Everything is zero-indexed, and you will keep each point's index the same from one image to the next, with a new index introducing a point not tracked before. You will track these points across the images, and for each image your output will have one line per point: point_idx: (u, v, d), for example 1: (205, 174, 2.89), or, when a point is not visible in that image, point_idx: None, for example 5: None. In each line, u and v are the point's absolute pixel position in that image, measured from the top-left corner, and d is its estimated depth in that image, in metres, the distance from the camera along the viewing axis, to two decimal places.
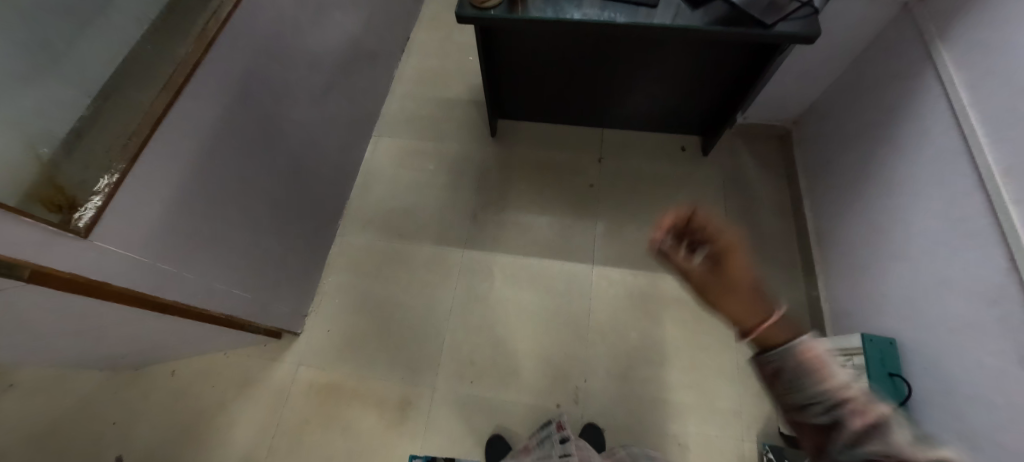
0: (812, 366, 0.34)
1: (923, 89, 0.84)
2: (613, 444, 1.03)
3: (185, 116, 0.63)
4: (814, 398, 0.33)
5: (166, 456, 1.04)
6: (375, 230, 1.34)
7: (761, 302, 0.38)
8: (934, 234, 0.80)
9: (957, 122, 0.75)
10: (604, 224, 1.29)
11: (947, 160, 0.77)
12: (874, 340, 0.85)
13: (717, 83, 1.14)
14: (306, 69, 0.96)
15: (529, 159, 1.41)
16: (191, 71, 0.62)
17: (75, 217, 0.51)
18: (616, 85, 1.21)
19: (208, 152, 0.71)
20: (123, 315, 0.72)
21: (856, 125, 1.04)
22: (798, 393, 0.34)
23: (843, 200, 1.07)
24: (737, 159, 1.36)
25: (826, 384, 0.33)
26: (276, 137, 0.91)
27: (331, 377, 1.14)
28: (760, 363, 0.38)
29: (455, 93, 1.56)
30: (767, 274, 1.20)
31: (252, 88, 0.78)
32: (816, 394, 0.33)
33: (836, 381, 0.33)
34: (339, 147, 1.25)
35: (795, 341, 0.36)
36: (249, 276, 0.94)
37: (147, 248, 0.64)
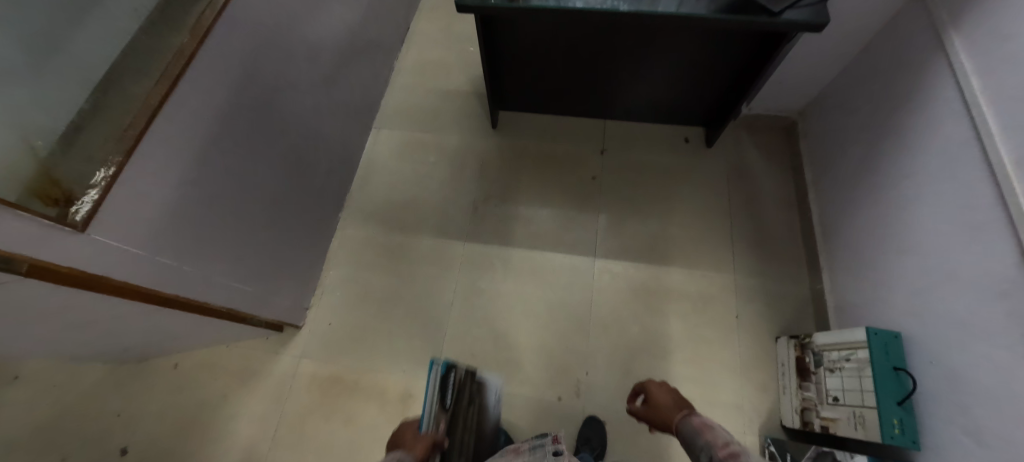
0: (698, 428, 0.73)
1: (934, 78, 0.82)
2: (614, 437, 1.04)
3: (182, 108, 0.62)
4: (705, 446, 0.69)
5: (170, 448, 1.05)
6: (376, 223, 1.33)
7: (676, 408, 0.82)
8: (941, 228, 0.79)
9: (968, 112, 0.74)
10: (606, 217, 1.28)
11: (956, 152, 0.75)
12: (879, 334, 0.83)
13: (723, 73, 1.12)
14: (305, 59, 0.95)
15: (530, 151, 1.39)
16: (186, 63, 0.61)
17: (71, 211, 0.51)
18: (619, 76, 1.19)
19: (207, 146, 0.70)
20: (123, 308, 0.72)
21: (863, 116, 1.02)
22: (702, 448, 0.70)
23: (849, 192, 1.06)
24: (741, 151, 1.35)
25: (709, 438, 0.70)
26: (276, 129, 0.90)
27: (333, 370, 1.14)
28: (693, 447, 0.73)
29: (456, 83, 1.54)
30: (770, 267, 1.19)
31: (251, 79, 0.77)
32: (705, 442, 0.70)
33: (715, 435, 0.70)
34: (339, 139, 1.24)
35: (693, 420, 0.75)
36: (249, 269, 0.93)
37: (146, 241, 0.63)
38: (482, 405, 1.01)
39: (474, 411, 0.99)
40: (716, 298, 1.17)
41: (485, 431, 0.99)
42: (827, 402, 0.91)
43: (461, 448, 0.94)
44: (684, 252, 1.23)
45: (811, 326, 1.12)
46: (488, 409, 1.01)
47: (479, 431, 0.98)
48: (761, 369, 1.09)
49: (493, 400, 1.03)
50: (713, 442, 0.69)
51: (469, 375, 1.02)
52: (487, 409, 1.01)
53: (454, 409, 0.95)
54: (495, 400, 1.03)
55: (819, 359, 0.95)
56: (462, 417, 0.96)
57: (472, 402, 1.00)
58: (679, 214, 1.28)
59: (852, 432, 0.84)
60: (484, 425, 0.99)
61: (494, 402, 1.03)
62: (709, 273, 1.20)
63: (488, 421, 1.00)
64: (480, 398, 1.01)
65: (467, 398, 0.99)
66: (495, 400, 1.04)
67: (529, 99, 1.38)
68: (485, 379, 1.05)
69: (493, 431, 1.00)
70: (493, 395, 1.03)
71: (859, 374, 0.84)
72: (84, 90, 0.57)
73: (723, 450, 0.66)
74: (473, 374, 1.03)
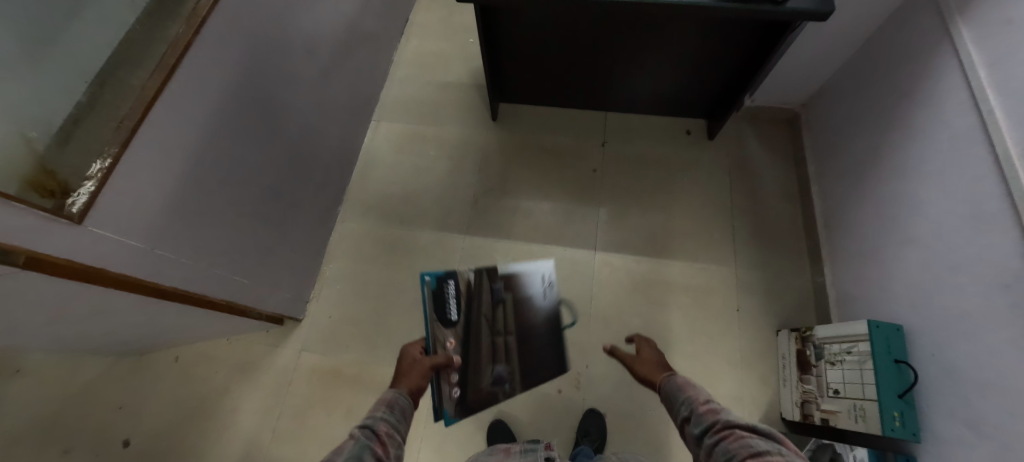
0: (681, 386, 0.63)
1: (940, 68, 0.80)
2: (614, 430, 1.04)
3: (178, 99, 0.61)
4: (686, 405, 0.59)
5: (172, 440, 1.06)
6: (375, 216, 1.33)
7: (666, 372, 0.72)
8: (944, 219, 0.78)
9: (975, 102, 0.73)
10: (607, 210, 1.27)
11: (963, 143, 0.74)
12: (881, 326, 0.83)
13: (726, 64, 1.11)
14: (303, 50, 0.93)
15: (531, 144, 1.38)
16: (182, 52, 0.60)
17: (68, 202, 0.50)
18: (621, 67, 1.18)
19: (205, 138, 0.69)
20: (121, 302, 0.72)
21: (867, 107, 1.01)
22: (681, 407, 0.60)
23: (852, 184, 1.05)
24: (743, 143, 1.33)
25: (690, 396, 0.60)
26: (275, 122, 0.89)
27: (333, 362, 1.14)
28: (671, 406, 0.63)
29: (456, 75, 1.53)
30: (772, 260, 1.19)
31: (250, 71, 0.77)
32: (684, 399, 0.60)
33: (696, 393, 0.60)
34: (338, 132, 1.23)
35: (674, 381, 0.65)
36: (248, 262, 0.93)
37: (143, 234, 0.63)
38: (521, 295, 0.88)
39: (506, 309, 0.85)
40: (717, 291, 1.16)
41: (535, 319, 0.90)
42: (828, 395, 0.91)
43: (496, 347, 0.84)
44: (685, 245, 1.22)
45: (812, 319, 1.12)
46: (532, 297, 0.90)
47: (524, 323, 0.88)
48: (761, 362, 1.09)
49: (537, 287, 0.91)
50: (693, 398, 0.59)
51: (483, 277, 0.82)
52: (529, 297, 0.89)
53: (469, 318, 0.79)
54: (541, 284, 0.91)
55: (820, 352, 0.95)
56: (489, 319, 0.82)
57: (502, 299, 0.85)
58: (680, 207, 1.27)
59: (852, 424, 0.84)
60: (528, 316, 0.89)
61: (540, 290, 0.92)
62: (709, 266, 1.19)
63: (535, 312, 0.91)
64: (516, 290, 0.88)
65: (489, 299, 0.83)
66: (545, 284, 0.93)
67: (530, 91, 1.36)
68: (517, 272, 0.88)
69: (544, 320, 0.92)
70: (534, 282, 0.90)
71: (860, 367, 0.84)
72: (83, 82, 0.55)
73: (703, 405, 0.57)
74: (491, 272, 0.84)
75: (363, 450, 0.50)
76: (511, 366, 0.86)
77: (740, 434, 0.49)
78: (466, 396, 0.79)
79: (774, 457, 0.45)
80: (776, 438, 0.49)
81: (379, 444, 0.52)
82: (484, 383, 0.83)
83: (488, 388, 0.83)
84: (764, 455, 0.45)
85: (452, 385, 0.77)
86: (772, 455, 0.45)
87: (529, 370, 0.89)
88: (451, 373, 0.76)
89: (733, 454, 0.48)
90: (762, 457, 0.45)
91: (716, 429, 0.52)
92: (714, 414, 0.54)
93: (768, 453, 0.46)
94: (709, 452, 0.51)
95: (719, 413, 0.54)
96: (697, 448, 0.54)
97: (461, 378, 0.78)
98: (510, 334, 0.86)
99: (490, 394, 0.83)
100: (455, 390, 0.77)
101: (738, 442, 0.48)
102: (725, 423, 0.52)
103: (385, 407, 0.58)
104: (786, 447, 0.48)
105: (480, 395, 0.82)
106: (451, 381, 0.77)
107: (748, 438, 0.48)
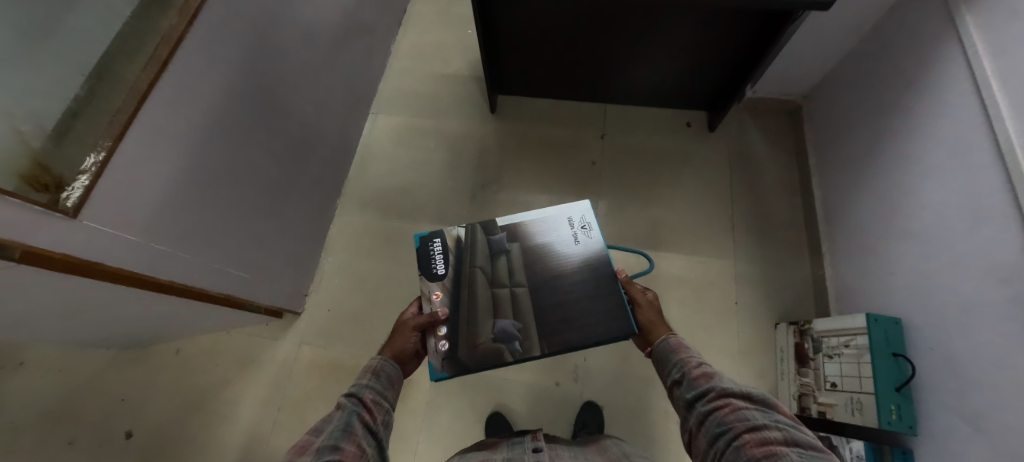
0: (673, 347, 0.62)
1: (944, 57, 0.79)
2: (612, 422, 1.04)
3: (173, 92, 0.60)
4: (677, 369, 0.59)
5: (173, 432, 1.07)
6: (374, 210, 1.32)
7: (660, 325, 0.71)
8: (945, 211, 0.77)
9: (978, 93, 0.71)
10: (606, 203, 1.27)
11: (965, 132, 0.73)
12: (879, 320, 0.83)
13: (728, 55, 1.09)
14: (300, 41, 0.92)
15: (530, 136, 1.37)
16: (175, 44, 0.59)
17: (62, 197, 0.50)
18: (620, 59, 1.17)
19: (202, 132, 0.69)
20: (119, 296, 0.72)
21: (869, 98, 0.99)
22: (671, 368, 0.60)
23: (852, 177, 1.04)
24: (744, 135, 1.32)
25: (681, 358, 0.60)
26: (272, 116, 0.89)
27: (333, 355, 1.15)
28: (660, 366, 0.63)
29: (455, 67, 1.51)
30: (771, 253, 1.18)
31: (246, 64, 0.76)
32: (676, 361, 0.60)
33: (687, 355, 0.60)
34: (336, 125, 1.22)
35: (667, 339, 0.65)
36: (246, 256, 0.93)
37: (140, 228, 0.63)
38: (534, 245, 0.81)
39: (510, 260, 0.80)
40: (716, 284, 1.16)
41: (563, 268, 0.79)
42: (825, 388, 0.91)
43: (498, 300, 0.76)
44: (684, 238, 1.22)
45: (811, 313, 1.12)
46: (551, 243, 0.81)
47: (542, 275, 0.78)
48: (760, 355, 1.09)
49: (564, 233, 0.82)
50: (686, 361, 0.59)
51: (476, 231, 0.81)
52: (546, 245, 0.81)
53: (458, 273, 0.78)
54: (567, 228, 0.81)
55: (818, 346, 0.94)
56: (487, 270, 0.78)
57: (505, 250, 0.80)
58: (680, 200, 1.26)
59: (849, 417, 0.84)
60: (545, 264, 0.79)
61: (567, 235, 0.81)
62: (709, 259, 1.19)
63: (563, 260, 0.80)
64: (527, 240, 0.81)
65: (485, 251, 0.80)
66: (577, 228, 0.82)
67: (529, 83, 1.35)
68: (523, 221, 0.83)
69: (577, 270, 0.79)
70: (554, 230, 0.82)
71: (858, 360, 0.83)
72: (80, 74, 0.54)
73: (695, 369, 0.56)
74: (487, 226, 0.82)
75: (350, 417, 0.51)
76: (520, 320, 0.75)
77: (736, 405, 0.48)
78: (457, 350, 0.72)
79: (771, 431, 0.45)
80: (771, 406, 0.48)
81: (366, 411, 0.53)
82: (484, 338, 0.73)
83: (489, 343, 0.73)
84: (761, 429, 0.45)
85: (439, 337, 0.72)
86: (769, 428, 0.45)
87: (556, 327, 0.74)
88: (438, 327, 0.73)
89: (729, 426, 0.47)
90: (759, 431, 0.45)
91: (710, 396, 0.51)
92: (708, 380, 0.54)
93: (765, 426, 0.45)
94: (701, 418, 0.51)
95: (712, 379, 0.53)
96: (686, 411, 0.54)
97: (451, 330, 0.73)
98: (517, 285, 0.77)
99: (494, 350, 0.73)
100: (443, 344, 0.72)
101: (734, 414, 0.48)
102: (719, 389, 0.51)
103: (371, 374, 0.59)
104: (780, 413, 0.48)
105: (481, 352, 0.73)
106: (439, 334, 0.72)
107: (744, 409, 0.48)
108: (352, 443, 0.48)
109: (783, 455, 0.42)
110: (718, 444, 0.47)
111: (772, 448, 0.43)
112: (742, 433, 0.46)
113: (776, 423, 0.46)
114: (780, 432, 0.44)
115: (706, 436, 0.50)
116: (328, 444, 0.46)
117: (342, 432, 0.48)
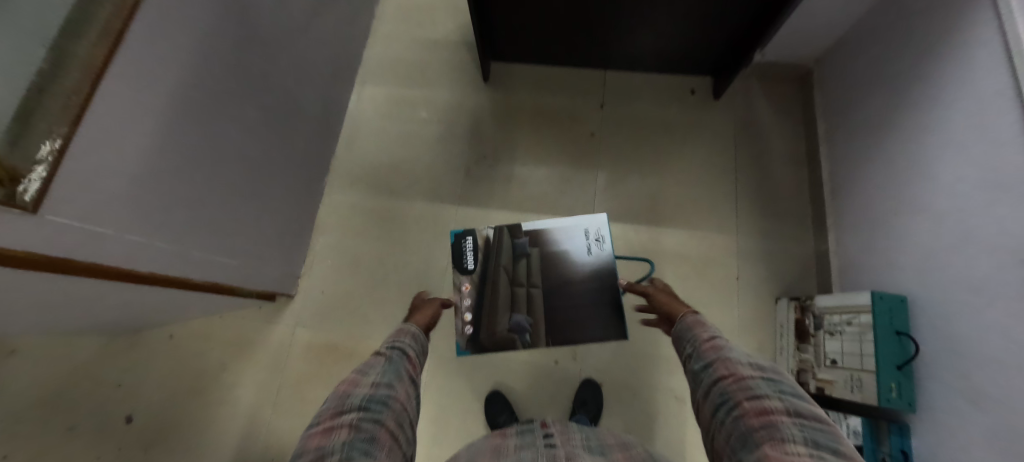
0: (691, 324, 0.62)
1: (975, 16, 0.73)
2: (610, 397, 1.06)
3: (135, 68, 0.53)
4: (691, 343, 0.58)
5: (175, 415, 1.08)
6: (364, 187, 1.27)
7: (677, 303, 0.71)
8: (962, 187, 0.74)
9: (1008, 56, 0.66)
10: (605, 176, 1.22)
11: (989, 100, 0.69)
12: (884, 297, 0.82)
13: (737, 17, 1.01)
14: (274, 5, 0.84)
15: (525, 106, 1.30)
16: (129, 13, 0.50)
17: (19, 190, 0.43)
18: (623, 22, 1.08)
19: (172, 113, 0.62)
20: (98, 288, 0.69)
21: (887, 61, 0.93)
22: (686, 343, 0.59)
23: (864, 147, 0.99)
24: (751, 102, 1.26)
25: (696, 334, 0.59)
26: (250, 91, 0.82)
27: (330, 337, 1.14)
28: (677, 343, 0.62)
29: (445, 32, 1.42)
30: (773, 226, 1.16)
31: (217, 36, 0.69)
32: (690, 337, 0.59)
33: (705, 331, 0.58)
34: (319, 98, 1.14)
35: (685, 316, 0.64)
36: (229, 242, 0.89)
37: (109, 219, 0.58)
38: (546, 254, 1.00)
39: (530, 263, 1.00)
40: (717, 259, 1.14)
41: (573, 274, 0.99)
42: (824, 364, 0.91)
43: (517, 296, 0.98)
44: (685, 213, 1.18)
45: (812, 287, 1.11)
46: (567, 251, 1.00)
47: (550, 279, 0.99)
48: (759, 330, 1.08)
49: (579, 243, 1.02)
50: (698, 335, 0.58)
51: (504, 235, 1.01)
52: (559, 253, 0.99)
53: (487, 269, 0.98)
54: (582, 241, 1.00)
55: (819, 322, 0.94)
56: (509, 269, 0.99)
57: (526, 255, 0.99)
58: (681, 172, 1.22)
59: (847, 393, 0.85)
60: (558, 269, 0.99)
61: (581, 245, 1.02)
62: (709, 234, 1.16)
63: (575, 267, 0.99)
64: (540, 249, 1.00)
65: (510, 254, 0.99)
66: (590, 240, 1.01)
67: (525, 49, 1.26)
68: (545, 228, 1.02)
69: (585, 276, 0.99)
70: (566, 242, 0.99)
71: (860, 338, 0.83)
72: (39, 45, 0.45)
73: (705, 342, 0.56)
74: (512, 232, 1.01)
75: (398, 365, 0.53)
76: (532, 315, 0.97)
77: (741, 375, 0.47)
78: (480, 334, 0.96)
79: (772, 402, 0.43)
80: (779, 378, 0.47)
81: (410, 363, 0.56)
82: (502, 326, 0.96)
83: (506, 331, 0.96)
84: (761, 398, 0.44)
85: (466, 322, 0.97)
86: (771, 398, 0.43)
87: (560, 321, 0.98)
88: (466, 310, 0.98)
89: (730, 395, 0.46)
90: (760, 400, 0.43)
91: (716, 366, 0.51)
92: (716, 351, 0.53)
93: (766, 396, 0.44)
94: (706, 388, 0.50)
95: (721, 351, 0.52)
96: (694, 383, 0.53)
97: (476, 317, 0.97)
98: (533, 286, 0.99)
99: (508, 337, 0.96)
100: (470, 327, 0.97)
101: (737, 384, 0.47)
102: (726, 360, 0.51)
103: (408, 336, 0.61)
104: (789, 385, 0.46)
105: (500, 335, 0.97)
106: (467, 319, 0.97)
107: (749, 379, 0.47)
108: (403, 385, 0.51)
109: (781, 426, 0.40)
110: (719, 415, 0.47)
111: (770, 420, 0.41)
112: (741, 402, 0.45)
113: (779, 394, 0.44)
114: (782, 403, 0.43)
115: (709, 406, 0.49)
116: (382, 382, 0.49)
117: (393, 374, 0.51)
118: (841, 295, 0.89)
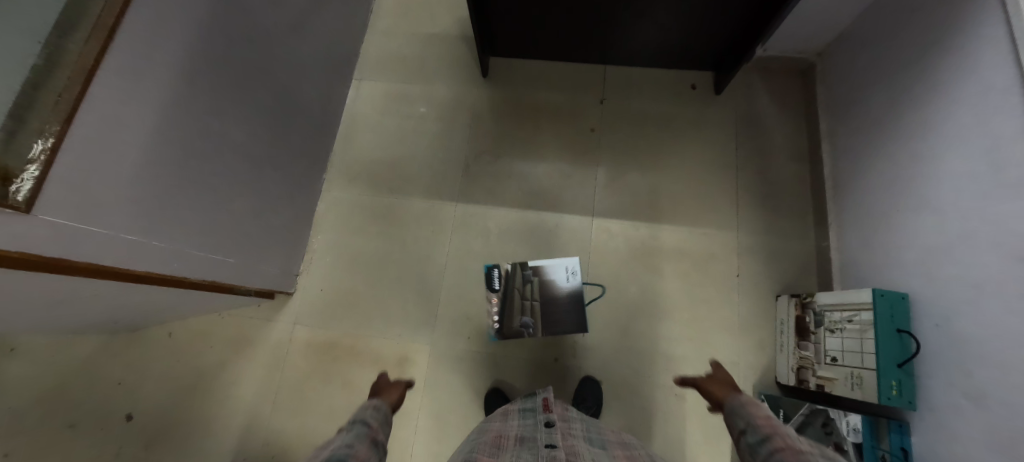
0: (744, 402, 0.61)
1: (982, 10, 0.71)
2: (610, 395, 1.06)
3: (128, 65, 0.52)
4: (744, 420, 0.58)
5: (175, 412, 1.08)
6: (363, 184, 1.27)
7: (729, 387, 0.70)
8: (965, 184, 0.73)
9: (1015, 51, 0.65)
10: (605, 172, 1.21)
11: (995, 97, 0.68)
12: (886, 295, 0.81)
13: (739, 11, 1.00)
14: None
15: (525, 102, 1.29)
16: (122, 9, 0.49)
17: (12, 190, 0.43)
18: (622, 17, 1.07)
19: (167, 111, 0.62)
20: (95, 287, 0.69)
21: (891, 56, 0.92)
22: (738, 422, 0.59)
23: (866, 144, 0.99)
24: (752, 98, 1.25)
25: (751, 412, 0.58)
26: (247, 88, 0.81)
27: (330, 335, 1.14)
28: (729, 423, 0.62)
29: (443, 27, 1.40)
30: (774, 223, 1.15)
31: (213, 32, 0.68)
32: (744, 415, 0.59)
33: (759, 410, 0.58)
34: (316, 94, 1.13)
35: (738, 399, 0.63)
36: (226, 240, 0.89)
37: (104, 219, 0.58)
38: (547, 281, 1.08)
39: (534, 287, 1.07)
40: (718, 256, 1.14)
41: (555, 301, 1.06)
42: (824, 362, 0.91)
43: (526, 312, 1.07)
44: (685, 210, 1.17)
45: (813, 284, 1.10)
46: (551, 281, 1.07)
47: (553, 301, 1.07)
48: (759, 327, 1.08)
49: (561, 275, 1.08)
50: (753, 413, 0.58)
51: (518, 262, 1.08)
52: (550, 285, 1.07)
53: (507, 288, 1.08)
54: (563, 274, 1.07)
55: (819, 320, 0.93)
56: (518, 290, 1.07)
57: (530, 280, 1.07)
58: (682, 169, 1.21)
59: (847, 391, 0.85)
60: (545, 296, 1.07)
61: (563, 277, 1.07)
62: (710, 231, 1.15)
63: (556, 294, 1.07)
64: (542, 276, 1.08)
65: (520, 278, 1.07)
66: (571, 274, 1.07)
67: (524, 43, 1.25)
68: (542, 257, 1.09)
69: (566, 303, 1.06)
70: (557, 274, 1.07)
71: (860, 336, 0.83)
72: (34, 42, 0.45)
73: (761, 419, 0.56)
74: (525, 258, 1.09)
75: (360, 434, 0.54)
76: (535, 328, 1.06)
77: (798, 448, 0.47)
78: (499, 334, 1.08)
79: None
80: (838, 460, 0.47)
81: (373, 429, 0.56)
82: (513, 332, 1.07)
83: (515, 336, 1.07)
84: None
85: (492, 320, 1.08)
86: None
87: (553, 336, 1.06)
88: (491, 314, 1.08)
89: None
90: None
91: (772, 439, 0.51)
92: (773, 427, 0.53)
93: None
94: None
95: (778, 428, 0.52)
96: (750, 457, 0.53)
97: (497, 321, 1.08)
98: (533, 305, 1.07)
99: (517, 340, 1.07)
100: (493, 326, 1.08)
101: (794, 455, 0.47)
102: (783, 435, 0.51)
103: (372, 407, 0.62)
104: None
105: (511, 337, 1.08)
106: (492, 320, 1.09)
107: (806, 453, 0.47)
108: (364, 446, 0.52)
109: None
110: None
111: None
112: None
113: None
114: None
115: None
116: (344, 445, 0.50)
117: (355, 439, 0.52)
118: (841, 293, 0.89)
